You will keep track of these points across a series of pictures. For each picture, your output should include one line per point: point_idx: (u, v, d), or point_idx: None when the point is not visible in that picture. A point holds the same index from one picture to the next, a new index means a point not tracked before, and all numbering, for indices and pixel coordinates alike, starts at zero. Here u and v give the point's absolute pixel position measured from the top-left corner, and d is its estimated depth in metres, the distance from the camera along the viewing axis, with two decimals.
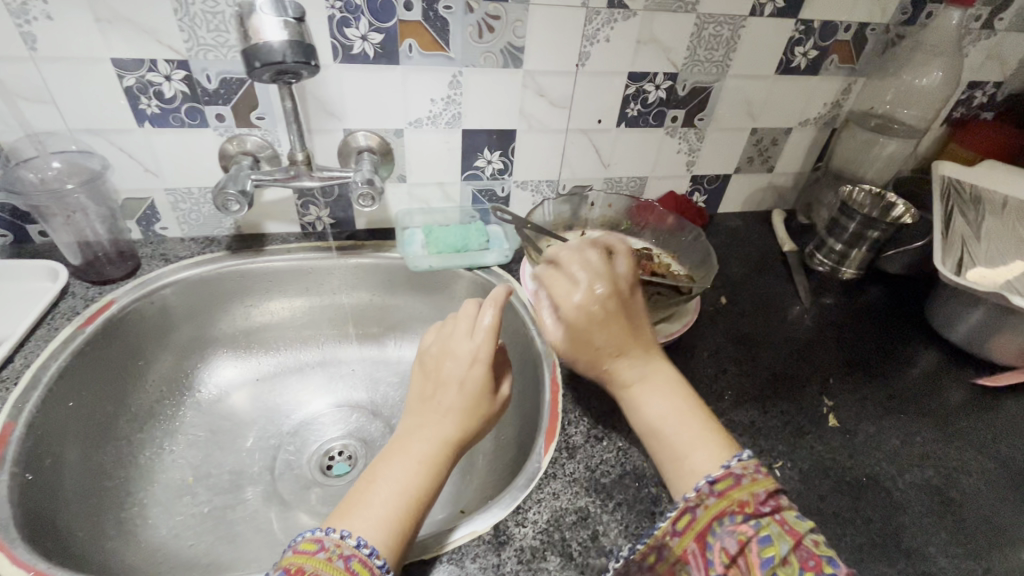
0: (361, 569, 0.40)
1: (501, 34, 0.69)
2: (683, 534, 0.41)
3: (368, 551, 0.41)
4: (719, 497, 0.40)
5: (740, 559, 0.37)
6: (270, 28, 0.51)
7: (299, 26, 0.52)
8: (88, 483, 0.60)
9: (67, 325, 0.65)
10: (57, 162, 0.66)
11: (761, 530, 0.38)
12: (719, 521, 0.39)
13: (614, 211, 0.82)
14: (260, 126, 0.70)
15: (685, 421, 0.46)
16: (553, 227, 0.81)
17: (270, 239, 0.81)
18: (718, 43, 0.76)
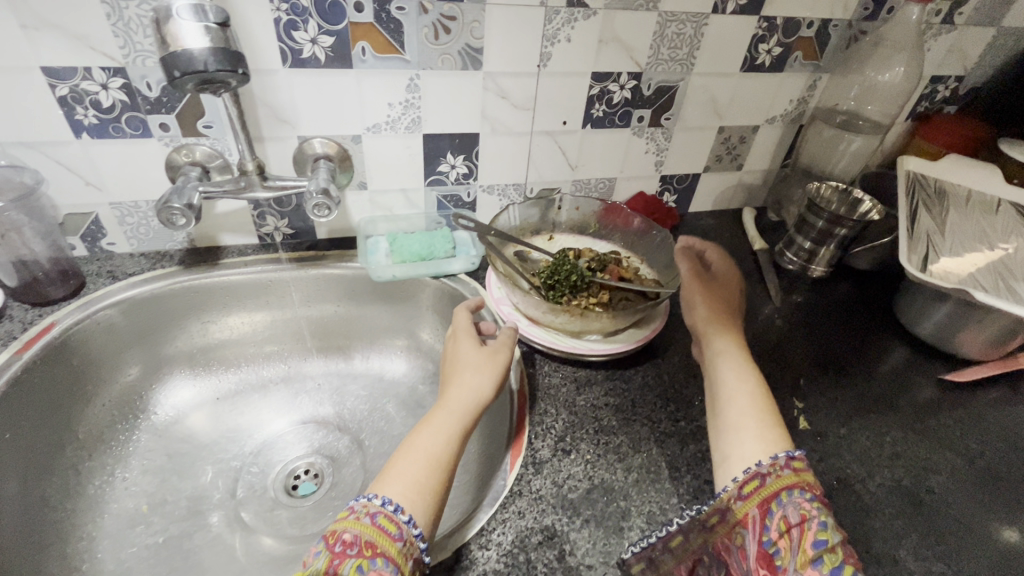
0: (387, 523, 0.42)
1: (458, 35, 0.66)
2: (748, 498, 0.45)
3: (391, 508, 0.43)
4: (793, 471, 0.46)
5: (798, 530, 0.42)
6: (191, 35, 0.48)
7: (222, 32, 0.50)
8: (29, 520, 0.57)
9: (3, 351, 0.61)
10: None
11: (822, 517, 0.43)
12: (788, 492, 0.44)
13: (582, 215, 0.81)
14: (208, 135, 0.67)
15: (763, 403, 0.53)
16: (520, 231, 0.80)
17: (226, 252, 0.78)
18: (681, 41, 0.75)
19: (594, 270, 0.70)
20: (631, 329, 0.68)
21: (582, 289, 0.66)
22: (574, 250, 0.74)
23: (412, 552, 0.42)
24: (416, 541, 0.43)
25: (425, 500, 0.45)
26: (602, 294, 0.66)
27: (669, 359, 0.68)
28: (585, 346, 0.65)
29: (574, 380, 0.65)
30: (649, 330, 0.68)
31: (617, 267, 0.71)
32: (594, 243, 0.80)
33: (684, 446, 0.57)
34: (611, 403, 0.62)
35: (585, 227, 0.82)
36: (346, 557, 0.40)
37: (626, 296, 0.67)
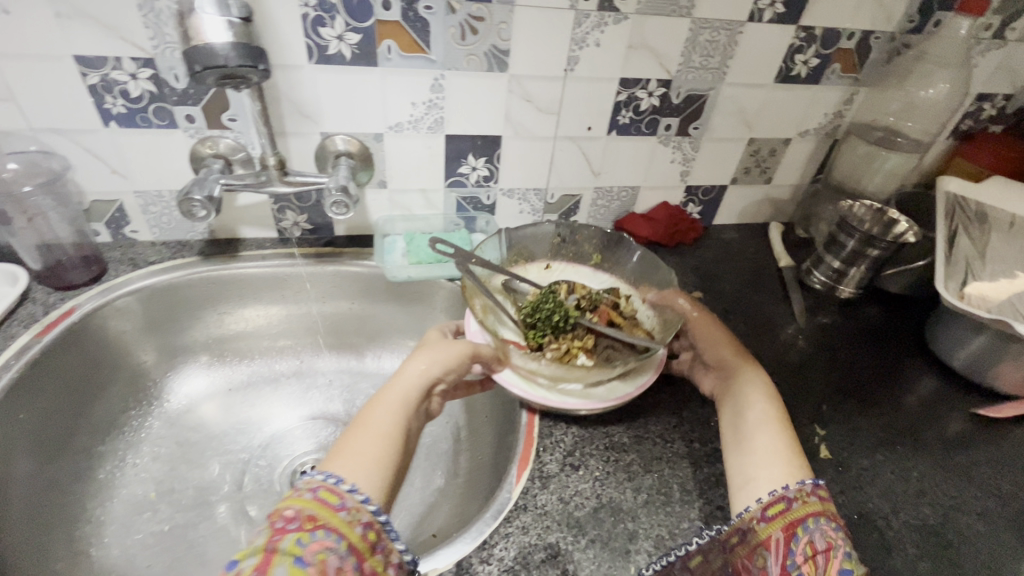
0: (329, 495, 0.40)
1: (486, 36, 0.66)
2: (772, 520, 0.44)
3: (333, 481, 0.42)
4: (819, 498, 0.45)
5: (825, 556, 0.41)
6: (214, 28, 0.48)
7: (244, 26, 0.50)
8: (39, 501, 0.57)
9: (24, 332, 0.62)
10: (13, 163, 0.63)
11: (847, 547, 0.42)
12: (815, 518, 0.43)
13: (583, 245, 0.75)
14: (232, 128, 0.68)
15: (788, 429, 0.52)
16: (512, 257, 0.74)
17: (245, 244, 0.78)
18: (714, 49, 0.73)
19: (582, 310, 0.63)
20: (614, 382, 0.60)
21: (564, 332, 0.61)
22: (566, 282, 0.67)
23: (360, 520, 0.40)
24: (364, 509, 0.41)
25: (376, 474, 0.44)
26: (586, 339, 0.60)
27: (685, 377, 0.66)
28: (558, 400, 0.58)
29: None
30: (634, 387, 0.60)
31: (609, 308, 0.64)
32: (593, 276, 0.73)
33: (696, 469, 0.56)
34: (624, 419, 0.60)
35: (586, 259, 0.75)
36: (284, 532, 0.38)
37: (613, 346, 0.60)
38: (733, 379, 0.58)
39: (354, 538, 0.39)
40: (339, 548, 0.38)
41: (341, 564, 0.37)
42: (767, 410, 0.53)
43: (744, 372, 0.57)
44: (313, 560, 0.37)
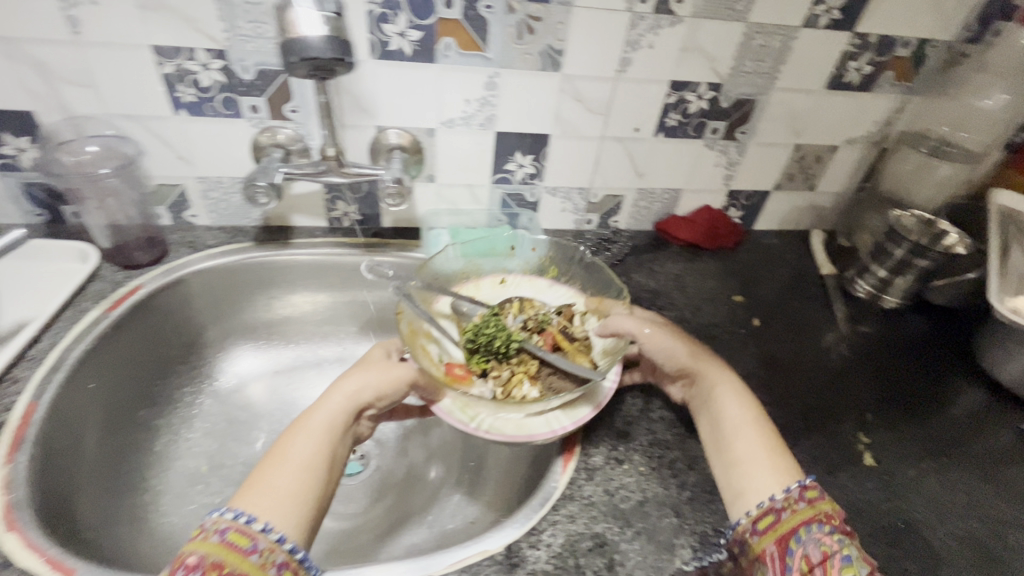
0: (239, 538, 0.40)
1: (542, 36, 0.67)
2: (764, 534, 0.44)
3: (244, 520, 0.41)
4: (808, 504, 0.44)
5: (820, 568, 0.41)
6: (309, 22, 0.50)
7: (337, 21, 0.52)
8: (104, 467, 0.60)
9: (94, 307, 0.65)
10: (93, 146, 0.66)
11: (845, 550, 0.42)
12: (806, 527, 0.43)
13: (540, 258, 0.78)
14: (292, 119, 0.70)
15: (761, 427, 0.51)
16: (465, 272, 0.76)
17: (297, 232, 0.80)
18: (766, 54, 0.73)
19: (527, 333, 0.62)
20: (557, 413, 0.57)
21: (507, 356, 0.59)
22: (517, 302, 0.67)
23: (275, 559, 0.40)
24: (279, 548, 0.41)
25: (297, 509, 0.43)
26: (529, 363, 0.58)
27: None
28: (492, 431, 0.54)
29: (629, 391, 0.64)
30: (573, 419, 0.56)
31: (556, 331, 0.62)
32: (550, 290, 0.74)
33: None
34: (667, 417, 0.61)
35: (541, 272, 0.77)
36: None
37: (555, 371, 0.58)
38: (698, 381, 0.55)
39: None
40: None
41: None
42: (741, 411, 0.52)
43: (706, 371, 0.55)
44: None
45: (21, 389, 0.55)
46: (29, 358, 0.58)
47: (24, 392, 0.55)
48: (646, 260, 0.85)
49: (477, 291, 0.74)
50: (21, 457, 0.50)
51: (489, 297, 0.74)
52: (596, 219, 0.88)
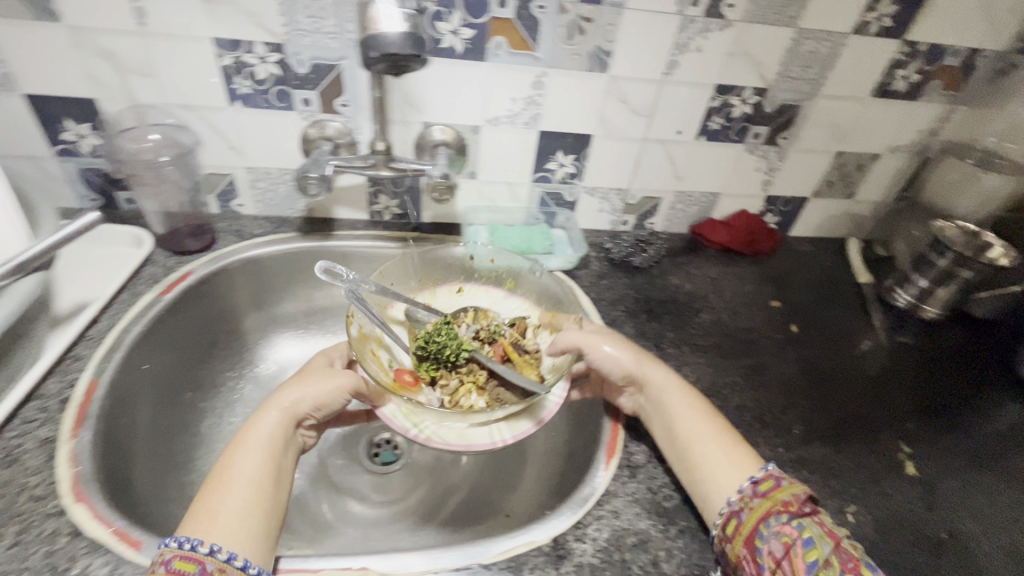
0: (184, 564, 0.40)
1: (592, 37, 0.67)
2: (733, 539, 0.45)
3: (189, 546, 0.41)
4: (764, 498, 0.46)
5: (786, 561, 0.42)
6: (390, 19, 0.51)
7: (415, 18, 0.53)
8: (156, 447, 0.62)
9: (148, 290, 0.67)
10: (155, 134, 0.68)
11: (806, 535, 0.43)
12: (765, 522, 0.44)
13: (498, 269, 0.74)
14: (342, 113, 0.71)
15: (713, 425, 0.53)
16: (423, 279, 0.73)
17: (339, 224, 0.82)
18: (814, 60, 0.73)
19: (478, 343, 0.63)
20: (499, 424, 0.60)
21: (456, 366, 0.60)
22: (471, 312, 0.68)
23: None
24: (229, 566, 0.41)
25: (245, 524, 0.44)
26: (477, 374, 0.60)
27: (765, 385, 0.67)
28: (436, 439, 0.58)
29: None
30: (513, 433, 0.59)
31: (507, 343, 0.63)
32: (506, 302, 0.72)
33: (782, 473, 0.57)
34: None
35: (500, 282, 0.74)
36: None
37: (502, 384, 0.60)
38: (646, 389, 0.56)
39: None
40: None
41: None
42: (693, 415, 0.53)
43: (651, 377, 0.56)
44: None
45: (83, 367, 0.57)
46: (88, 337, 0.60)
47: (85, 370, 0.57)
48: (682, 263, 0.86)
49: (433, 300, 0.72)
50: (85, 432, 0.52)
51: (444, 305, 0.72)
52: (633, 220, 0.88)
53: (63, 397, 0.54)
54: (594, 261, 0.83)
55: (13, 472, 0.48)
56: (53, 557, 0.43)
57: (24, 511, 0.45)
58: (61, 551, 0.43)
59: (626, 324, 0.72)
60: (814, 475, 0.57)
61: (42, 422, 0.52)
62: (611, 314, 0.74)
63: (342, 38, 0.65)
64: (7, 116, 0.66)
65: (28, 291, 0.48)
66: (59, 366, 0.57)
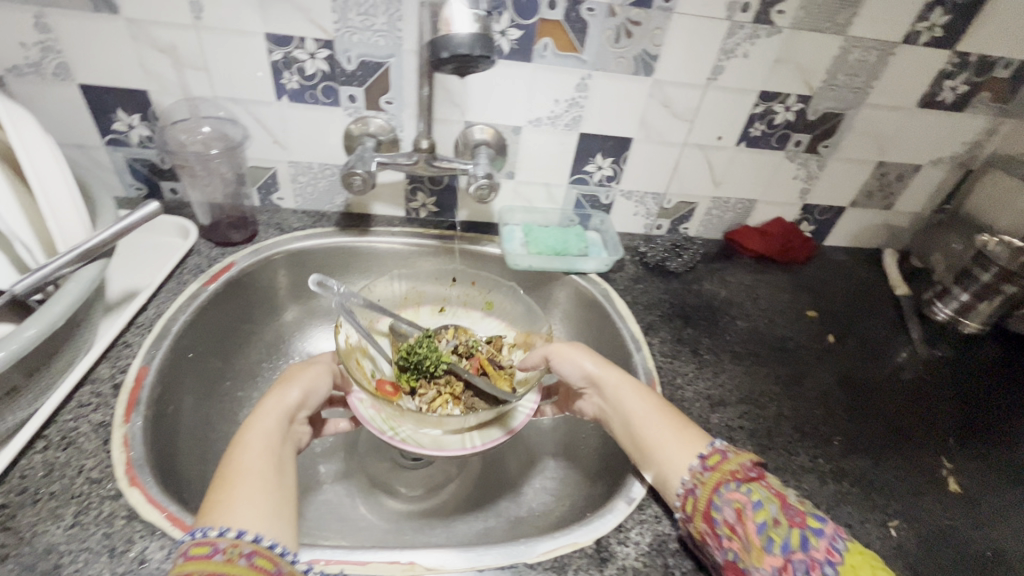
0: (198, 548, 0.37)
1: (639, 40, 0.67)
2: (693, 517, 0.47)
3: (202, 533, 0.38)
4: (712, 471, 0.47)
5: (739, 525, 0.43)
6: (462, 19, 0.52)
7: (485, 20, 0.53)
8: (199, 434, 0.62)
9: (194, 280, 0.68)
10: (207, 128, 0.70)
11: (756, 497, 0.44)
12: (716, 493, 0.46)
13: (477, 290, 0.75)
14: (386, 110, 0.72)
15: (665, 413, 0.54)
16: (404, 298, 0.74)
17: (376, 220, 0.82)
18: (861, 69, 0.72)
19: (457, 357, 0.64)
20: (471, 431, 0.60)
21: (435, 376, 0.61)
22: (452, 329, 0.70)
23: (242, 551, 0.38)
24: (242, 541, 0.38)
25: (258, 511, 0.41)
26: (454, 385, 0.61)
27: (802, 395, 0.66)
28: (412, 443, 0.57)
29: (707, 398, 0.64)
30: (486, 439, 0.59)
31: (483, 356, 0.65)
32: (484, 322, 0.75)
33: (824, 484, 0.56)
34: (746, 426, 0.61)
35: (479, 302, 0.76)
36: None
37: (477, 393, 0.61)
38: (601, 388, 0.58)
39: (240, 570, 0.37)
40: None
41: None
42: (646, 405, 0.54)
43: (606, 378, 0.57)
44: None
45: (133, 354, 0.58)
46: (137, 325, 0.61)
47: (135, 356, 0.58)
48: (716, 269, 0.85)
49: (416, 317, 0.74)
50: (136, 418, 0.53)
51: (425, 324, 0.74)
52: (667, 224, 0.88)
53: (116, 382, 0.55)
54: (628, 265, 0.83)
55: (70, 454, 0.49)
56: (111, 539, 0.44)
57: (82, 493, 0.46)
58: (119, 533, 0.44)
59: (662, 329, 0.72)
60: (856, 487, 0.57)
61: (96, 406, 0.53)
62: (647, 318, 0.74)
63: (391, 36, 0.65)
64: (62, 105, 0.67)
65: (89, 281, 0.48)
66: (110, 352, 0.58)
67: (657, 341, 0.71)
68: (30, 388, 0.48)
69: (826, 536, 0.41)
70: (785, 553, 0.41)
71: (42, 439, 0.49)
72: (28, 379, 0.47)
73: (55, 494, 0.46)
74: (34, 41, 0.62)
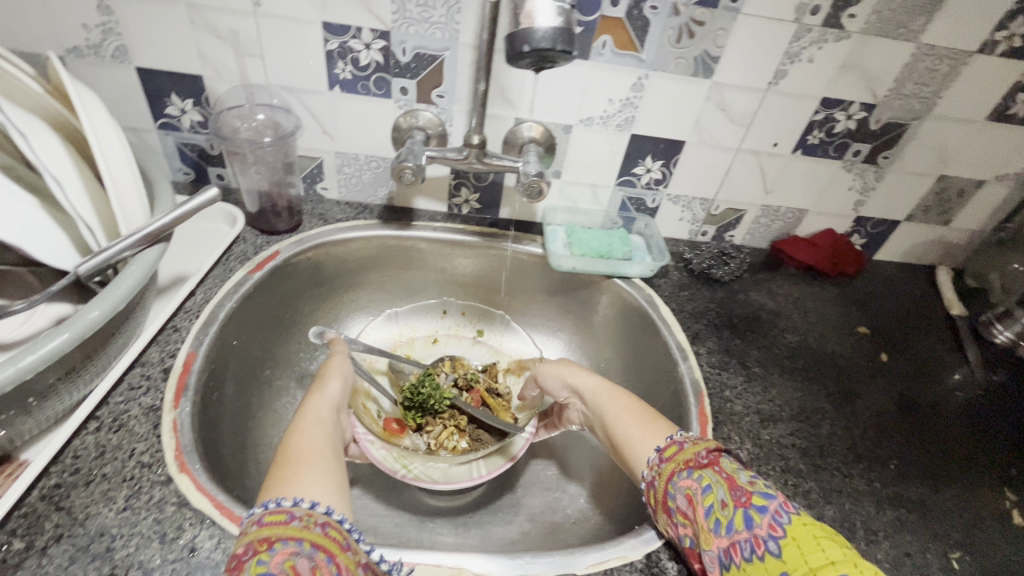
0: (275, 515, 0.38)
1: (701, 41, 0.65)
2: (655, 508, 0.46)
3: (276, 503, 0.39)
4: (667, 461, 0.45)
5: (691, 511, 0.42)
6: (545, 13, 0.50)
7: (570, 14, 0.51)
8: (242, 422, 0.62)
9: (240, 268, 0.68)
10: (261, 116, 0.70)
11: (704, 482, 0.42)
12: (671, 482, 0.44)
13: (467, 321, 0.82)
14: (437, 104, 0.71)
15: (632, 412, 0.53)
16: (399, 334, 0.79)
17: (418, 215, 0.82)
18: (931, 78, 0.69)
19: (457, 390, 0.70)
20: (477, 461, 0.64)
21: (439, 413, 0.67)
22: (449, 361, 0.74)
23: (316, 521, 0.38)
24: (316, 512, 0.39)
25: (325, 486, 0.41)
26: (458, 418, 0.67)
27: (854, 415, 0.64)
28: (426, 479, 0.61)
29: (757, 412, 0.62)
30: (491, 469, 0.63)
31: (482, 389, 0.71)
32: (474, 348, 0.80)
33: (880, 509, 0.54)
34: (798, 444, 0.59)
35: (469, 330, 0.83)
36: (242, 565, 0.35)
37: (480, 426, 0.67)
38: (582, 396, 0.59)
39: (315, 537, 0.37)
40: (305, 550, 0.36)
41: (313, 563, 0.36)
42: (614, 408, 0.54)
43: (584, 387, 0.58)
44: (281, 569, 0.35)
45: (182, 339, 0.58)
46: (185, 310, 0.62)
47: (184, 342, 0.58)
48: (763, 279, 0.83)
49: (410, 351, 0.79)
50: (185, 403, 0.52)
51: (420, 355, 0.79)
52: (713, 231, 0.86)
53: (165, 366, 0.55)
54: (673, 271, 0.81)
55: (122, 437, 0.49)
56: (162, 525, 0.44)
57: (133, 476, 0.46)
58: (169, 519, 0.44)
59: (708, 339, 0.71)
60: (914, 514, 0.54)
61: (147, 389, 0.53)
62: (693, 327, 0.72)
63: (448, 28, 0.64)
64: (118, 87, 0.68)
65: (149, 263, 0.49)
66: (160, 336, 0.58)
67: (704, 351, 0.69)
68: (87, 370, 0.48)
69: (772, 513, 0.38)
70: (730, 535, 0.39)
71: (94, 420, 0.50)
72: (85, 361, 0.47)
73: (107, 476, 0.46)
74: (95, 23, 0.62)
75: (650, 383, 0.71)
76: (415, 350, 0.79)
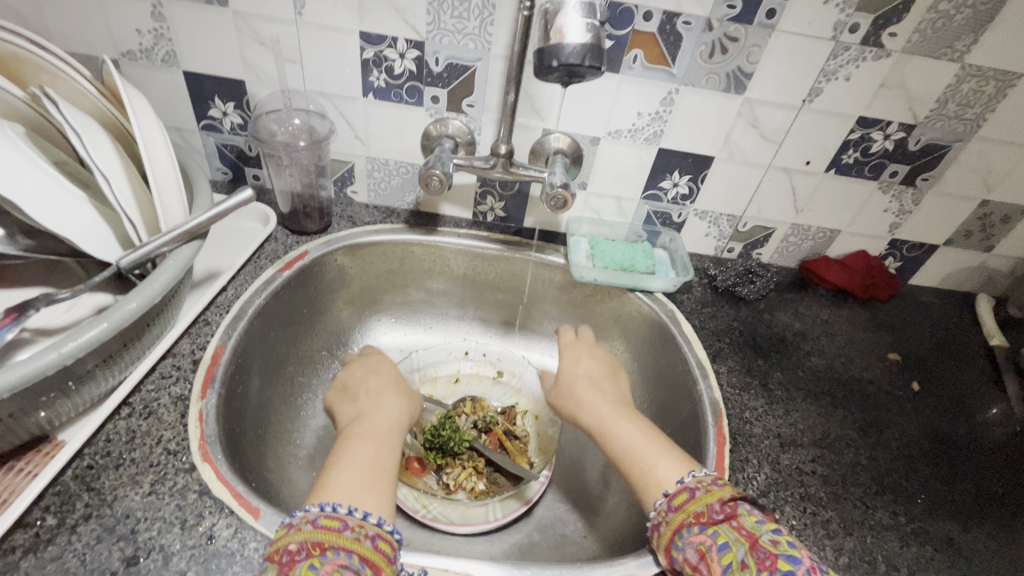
0: (329, 520, 0.39)
1: (733, 57, 0.65)
2: (663, 551, 0.45)
3: (332, 508, 0.41)
4: (677, 511, 0.45)
5: (705, 565, 0.41)
6: (574, 29, 0.51)
7: (599, 30, 0.52)
8: (262, 416, 0.64)
9: (270, 266, 0.70)
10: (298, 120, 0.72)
11: (720, 541, 0.42)
12: (679, 534, 0.44)
13: (487, 361, 0.83)
14: (467, 113, 0.72)
15: (648, 446, 0.53)
16: (423, 373, 0.80)
17: (444, 220, 0.83)
18: (976, 99, 0.66)
19: (476, 432, 0.71)
20: (493, 503, 0.66)
21: (459, 454, 0.67)
22: (470, 402, 0.77)
23: (367, 533, 0.40)
24: (368, 524, 0.41)
25: (382, 503, 0.44)
26: (477, 460, 0.68)
27: (881, 445, 0.62)
28: (444, 520, 0.62)
29: (777, 436, 0.61)
30: (507, 512, 0.64)
31: (500, 431, 0.72)
32: (495, 389, 0.81)
33: (905, 545, 0.52)
34: (819, 471, 0.58)
35: (490, 370, 0.83)
36: (295, 565, 0.37)
37: (498, 470, 0.68)
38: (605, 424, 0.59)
39: (365, 550, 0.39)
40: (354, 563, 0.38)
41: None
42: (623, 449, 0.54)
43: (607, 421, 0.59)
44: None
45: (212, 333, 0.60)
46: (217, 304, 0.64)
47: (215, 334, 0.60)
48: (790, 299, 0.82)
49: (433, 391, 0.79)
50: (211, 396, 0.54)
51: (443, 396, 0.79)
52: (739, 248, 0.85)
53: (195, 358, 0.58)
54: (696, 287, 0.80)
55: (151, 424, 0.51)
56: (183, 512, 0.45)
57: (159, 462, 0.48)
58: (191, 506, 0.46)
59: (730, 357, 0.70)
60: (941, 553, 0.52)
61: (177, 379, 0.55)
62: (714, 345, 0.71)
63: (481, 40, 0.65)
64: (166, 90, 0.71)
65: (185, 258, 0.51)
66: (191, 329, 0.60)
67: (726, 370, 0.68)
68: (122, 358, 0.50)
69: None
70: None
71: (126, 407, 0.52)
72: (121, 349, 0.49)
73: (135, 461, 0.48)
74: (148, 29, 0.65)
75: (667, 399, 0.71)
76: (440, 391, 0.80)
